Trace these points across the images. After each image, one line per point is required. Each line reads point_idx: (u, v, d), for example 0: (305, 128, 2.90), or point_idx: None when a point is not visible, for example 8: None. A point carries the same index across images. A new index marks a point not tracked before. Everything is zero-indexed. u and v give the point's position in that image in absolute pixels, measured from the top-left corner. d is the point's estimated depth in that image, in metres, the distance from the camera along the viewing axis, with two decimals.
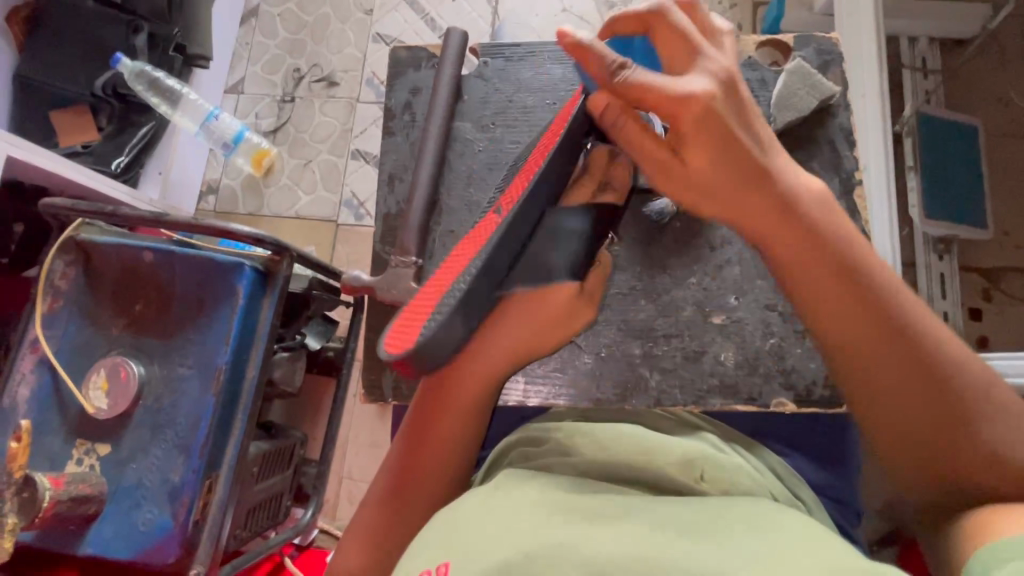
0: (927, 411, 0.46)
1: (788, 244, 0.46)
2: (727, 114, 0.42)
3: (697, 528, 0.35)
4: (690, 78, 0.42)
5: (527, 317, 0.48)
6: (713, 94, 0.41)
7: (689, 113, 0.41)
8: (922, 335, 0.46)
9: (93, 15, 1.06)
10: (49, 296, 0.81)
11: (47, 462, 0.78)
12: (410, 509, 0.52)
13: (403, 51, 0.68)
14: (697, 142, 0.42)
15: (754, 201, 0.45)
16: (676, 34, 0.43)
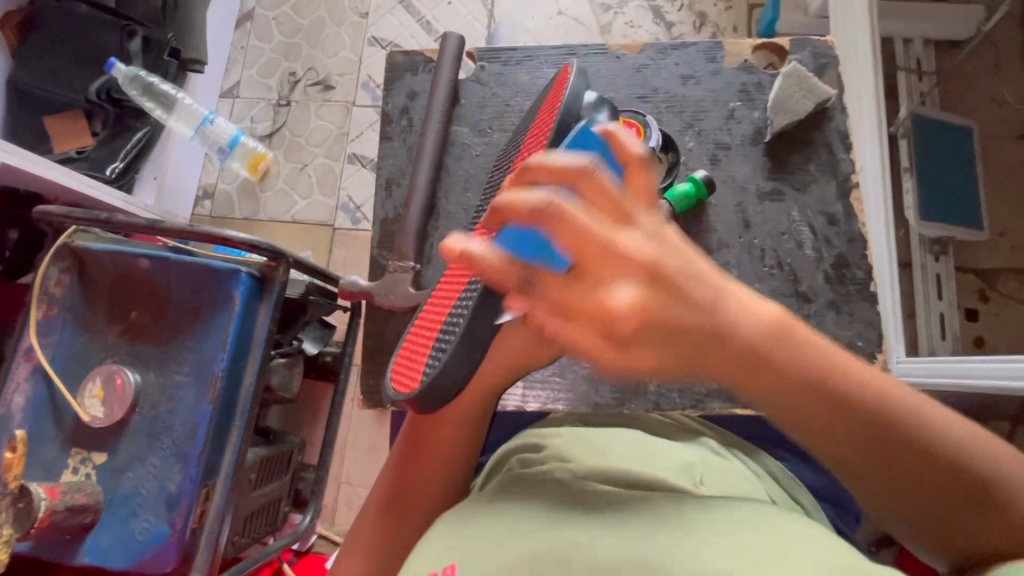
0: (983, 549, 0.37)
1: (774, 402, 0.34)
2: (677, 282, 0.30)
3: (700, 533, 0.35)
4: (610, 284, 0.28)
5: (532, 331, 0.51)
6: (651, 255, 0.29)
7: (625, 321, 0.29)
8: (942, 448, 0.35)
9: (87, 19, 1.06)
10: (44, 303, 0.80)
11: (42, 471, 0.77)
12: (408, 516, 0.50)
13: (399, 56, 0.67)
14: (641, 344, 0.30)
15: (724, 367, 0.32)
16: (589, 205, 0.29)
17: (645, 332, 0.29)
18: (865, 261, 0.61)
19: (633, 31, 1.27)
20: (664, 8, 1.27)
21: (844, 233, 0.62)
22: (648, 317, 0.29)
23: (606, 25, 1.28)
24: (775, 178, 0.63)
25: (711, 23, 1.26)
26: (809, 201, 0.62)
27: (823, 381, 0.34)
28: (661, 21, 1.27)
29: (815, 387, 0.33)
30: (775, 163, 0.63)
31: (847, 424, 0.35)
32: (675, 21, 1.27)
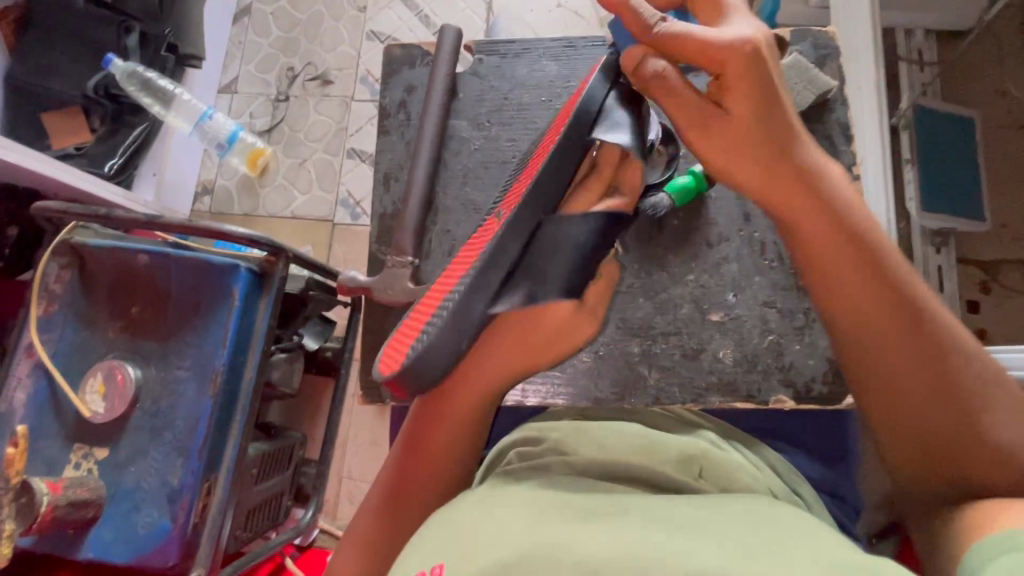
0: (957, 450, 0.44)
1: (813, 217, 0.45)
2: (762, 82, 0.41)
3: (697, 525, 0.35)
4: (733, 26, 0.41)
5: (525, 334, 0.48)
6: (754, 44, 0.41)
7: (730, 63, 0.41)
8: (936, 314, 0.45)
9: (83, 14, 1.05)
10: (44, 299, 0.80)
11: (45, 467, 0.77)
12: (407, 514, 0.50)
13: (397, 49, 0.67)
14: (736, 91, 0.42)
15: (782, 171, 0.44)
16: (714, 9, 0.44)
17: (739, 74, 0.41)
18: None
19: None
20: None
21: None
22: (745, 75, 0.41)
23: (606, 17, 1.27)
24: None
25: None
26: None
27: (858, 219, 0.46)
28: None
29: (857, 212, 0.46)
30: None
31: (869, 242, 0.45)
32: None
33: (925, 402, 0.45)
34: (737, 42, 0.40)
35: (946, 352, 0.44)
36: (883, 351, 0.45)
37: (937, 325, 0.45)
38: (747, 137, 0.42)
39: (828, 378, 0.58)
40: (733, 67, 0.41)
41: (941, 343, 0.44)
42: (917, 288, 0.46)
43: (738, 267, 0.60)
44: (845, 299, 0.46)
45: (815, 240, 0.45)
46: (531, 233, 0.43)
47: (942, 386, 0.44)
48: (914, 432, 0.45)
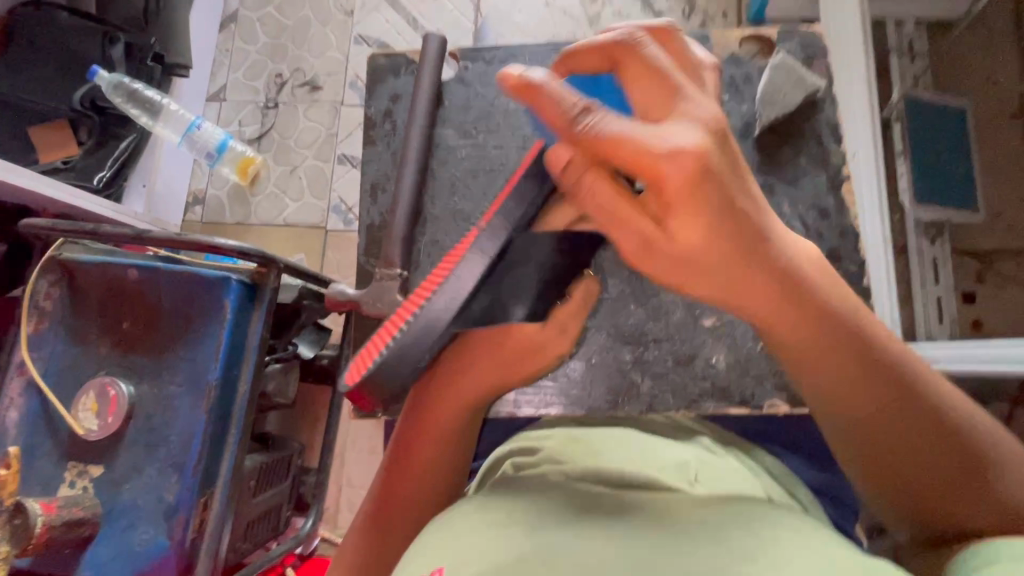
0: (971, 515, 0.40)
1: (790, 317, 0.38)
2: (716, 172, 0.31)
3: (690, 530, 0.35)
4: (667, 130, 0.31)
5: (495, 356, 0.49)
6: (698, 146, 0.31)
7: (669, 173, 0.31)
8: (938, 388, 0.41)
9: (65, 27, 1.05)
10: (34, 317, 0.80)
11: (39, 486, 0.77)
12: (393, 535, 0.49)
13: (382, 57, 0.66)
14: (677, 207, 0.32)
15: (752, 275, 0.35)
16: (652, 79, 0.33)
17: (681, 185, 0.31)
18: (857, 255, 0.60)
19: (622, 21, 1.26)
20: None
21: (835, 226, 0.61)
22: (681, 187, 0.31)
23: (595, 16, 1.26)
24: (765, 171, 0.62)
25: (701, 11, 1.24)
26: (800, 195, 0.62)
27: (842, 305, 0.39)
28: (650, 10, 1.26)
29: (837, 294, 0.40)
30: (765, 156, 0.62)
31: (864, 345, 0.40)
32: (664, 10, 1.25)
33: (929, 484, 0.42)
34: (673, 148, 0.31)
35: (948, 443, 0.40)
36: (882, 442, 0.42)
37: (939, 422, 0.40)
38: (698, 261, 0.34)
39: None
40: (670, 180, 0.31)
41: (937, 432, 0.40)
42: (919, 380, 0.41)
43: None
44: (839, 398, 0.42)
45: (795, 347, 0.40)
46: (502, 246, 0.43)
47: (953, 471, 0.41)
48: (915, 514, 0.43)
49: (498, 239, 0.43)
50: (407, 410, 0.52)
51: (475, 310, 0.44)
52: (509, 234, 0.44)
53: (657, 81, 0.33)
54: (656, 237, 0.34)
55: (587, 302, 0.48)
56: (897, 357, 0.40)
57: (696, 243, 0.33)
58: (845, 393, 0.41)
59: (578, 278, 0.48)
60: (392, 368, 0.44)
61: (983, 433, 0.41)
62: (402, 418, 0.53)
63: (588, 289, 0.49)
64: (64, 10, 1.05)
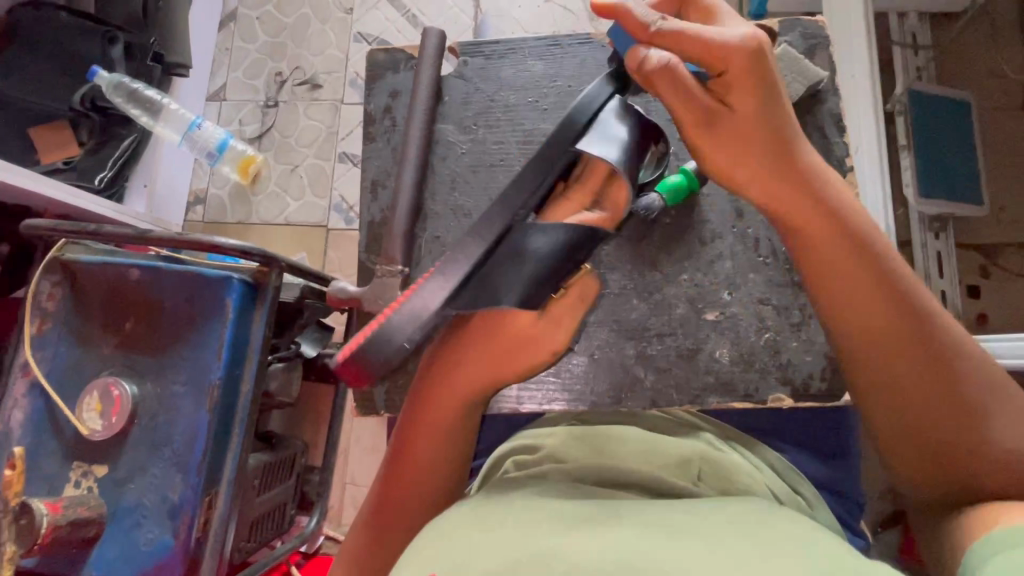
0: (970, 468, 0.44)
1: (823, 229, 0.46)
2: (759, 75, 0.42)
3: (694, 527, 0.35)
4: (730, 27, 0.42)
5: (488, 347, 0.48)
6: (756, 41, 0.42)
7: (733, 59, 0.42)
8: (961, 336, 0.45)
9: (65, 26, 1.05)
10: (37, 318, 0.80)
11: (45, 486, 0.77)
12: (392, 530, 0.49)
13: (380, 53, 0.66)
14: (737, 83, 0.43)
15: (789, 178, 0.45)
16: (704, 16, 0.46)
17: (740, 69, 0.42)
18: None
19: None
20: None
21: None
22: (742, 68, 0.42)
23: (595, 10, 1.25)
24: None
25: None
26: None
27: (867, 228, 0.46)
28: None
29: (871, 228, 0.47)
30: None
31: (885, 263, 0.45)
32: None
33: (939, 427, 0.45)
34: (738, 41, 0.41)
35: (962, 374, 0.44)
36: (895, 376, 0.45)
37: (951, 347, 0.44)
38: (750, 130, 0.44)
39: (826, 374, 0.57)
40: (735, 63, 0.42)
41: (947, 374, 0.44)
42: (933, 310, 0.45)
43: (732, 264, 0.60)
44: (857, 324, 0.46)
45: (824, 252, 0.46)
46: (498, 234, 0.45)
47: (955, 418, 0.44)
48: (926, 456, 0.45)
49: (494, 227, 0.46)
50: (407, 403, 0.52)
51: (464, 296, 0.45)
52: (507, 223, 0.46)
53: (716, 17, 0.45)
54: (713, 116, 0.44)
55: (581, 300, 0.47)
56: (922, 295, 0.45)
57: (750, 114, 0.44)
58: (865, 313, 0.45)
59: (575, 274, 0.46)
60: (380, 341, 0.45)
61: (1004, 394, 0.44)
62: (402, 411, 0.53)
63: (585, 287, 0.47)
64: (63, 9, 1.05)
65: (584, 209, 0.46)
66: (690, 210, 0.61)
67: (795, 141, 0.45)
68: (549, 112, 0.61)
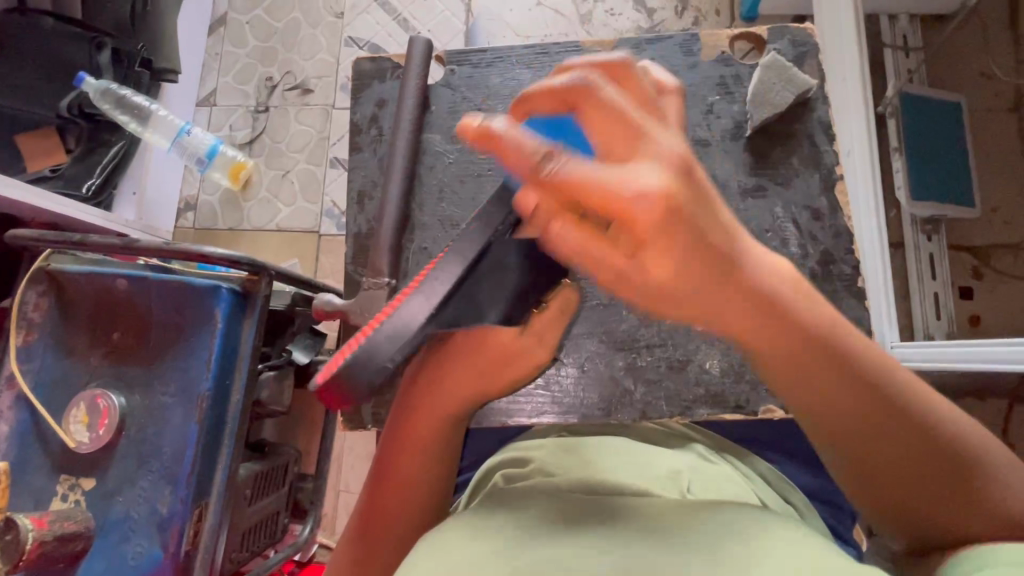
0: (974, 528, 0.37)
1: (778, 343, 0.35)
2: (688, 201, 0.29)
3: (683, 542, 0.34)
4: (632, 169, 0.28)
5: (474, 362, 0.47)
6: (666, 183, 0.28)
7: (640, 210, 0.28)
8: (937, 427, 0.37)
9: (52, 32, 1.04)
10: (23, 329, 0.79)
11: (31, 500, 0.76)
12: (378, 547, 0.49)
13: (367, 62, 0.65)
14: (650, 241, 0.29)
15: (729, 294, 0.33)
16: (612, 115, 0.30)
17: (656, 222, 0.28)
18: (851, 256, 0.59)
19: (615, 19, 1.24)
20: None
21: (829, 227, 0.60)
22: (653, 221, 0.28)
23: (587, 14, 1.25)
24: (756, 173, 0.61)
25: (693, 8, 1.23)
26: (793, 195, 0.61)
27: (830, 330, 0.36)
28: (642, 8, 1.24)
29: (831, 329, 0.36)
30: (756, 158, 0.61)
31: (851, 373, 0.37)
32: (657, 7, 1.24)
33: (931, 522, 0.38)
34: (640, 192, 0.28)
35: (952, 463, 0.37)
36: (876, 470, 0.39)
37: (938, 451, 0.37)
38: (674, 288, 0.32)
39: None
40: (643, 216, 0.28)
41: (936, 468, 0.38)
42: (914, 412, 0.37)
43: None
44: (829, 424, 0.39)
45: (779, 365, 0.37)
46: (480, 249, 0.42)
47: (951, 502, 0.38)
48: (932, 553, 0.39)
49: (476, 243, 0.43)
50: (393, 416, 0.52)
51: (445, 314, 0.42)
52: (488, 239, 0.43)
53: (618, 116, 0.30)
54: (631, 274, 0.31)
55: (565, 312, 0.47)
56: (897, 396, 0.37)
57: (670, 274, 0.30)
58: (842, 419, 0.38)
59: (557, 288, 0.48)
60: (363, 364, 0.40)
61: (985, 448, 0.38)
62: (387, 425, 0.53)
63: (568, 300, 0.48)
64: (49, 16, 1.04)
65: None
66: None
67: (735, 235, 0.33)
68: None
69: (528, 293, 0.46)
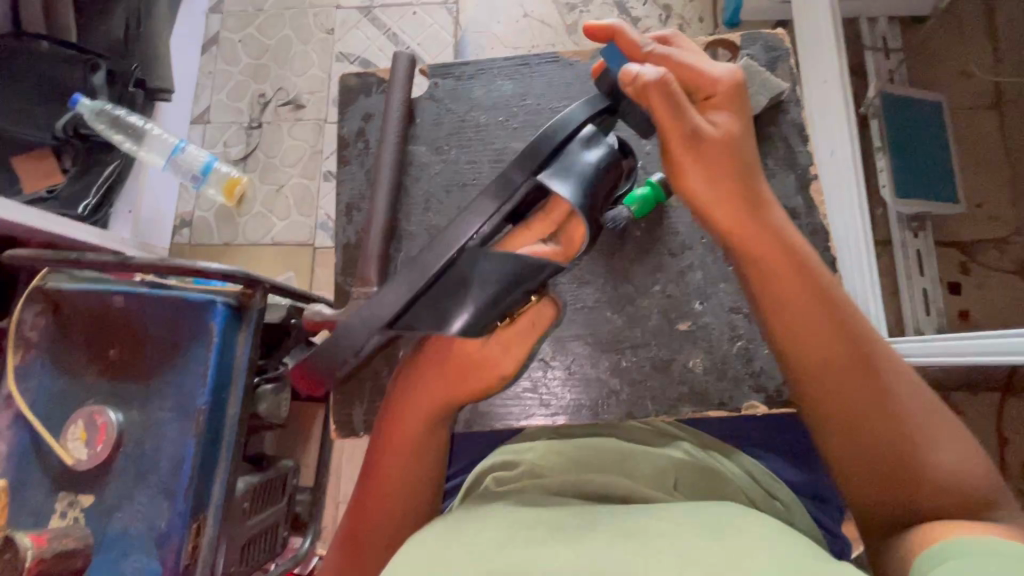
0: (926, 493, 0.45)
1: (781, 269, 0.50)
2: (741, 94, 0.52)
3: (661, 538, 0.35)
4: (716, 64, 0.52)
5: (441, 370, 0.51)
6: (735, 75, 0.52)
7: (719, 89, 0.51)
8: (902, 380, 0.48)
9: (48, 56, 1.05)
10: (20, 348, 0.80)
11: (30, 518, 0.76)
12: (363, 551, 0.50)
13: (352, 78, 0.67)
14: (722, 105, 0.51)
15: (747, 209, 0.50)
16: (687, 44, 0.54)
17: (723, 96, 0.51)
18: (829, 253, 0.61)
19: None
20: (629, 3, 1.26)
21: (806, 226, 0.61)
22: (729, 92, 0.51)
23: (573, 24, 1.27)
24: None
25: (677, 15, 1.25)
26: (771, 197, 0.62)
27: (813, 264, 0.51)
28: (627, 16, 1.26)
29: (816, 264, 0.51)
30: None
31: (834, 301, 0.50)
32: (641, 15, 1.26)
33: (900, 473, 0.46)
34: (725, 72, 0.51)
35: (903, 394, 0.47)
36: (844, 404, 0.48)
37: (896, 374, 0.48)
38: (727, 159, 0.50)
39: None
40: (722, 91, 0.51)
41: (906, 417, 0.47)
42: (880, 340, 0.50)
43: (703, 274, 0.61)
44: (820, 364, 0.49)
45: (772, 264, 0.50)
46: (449, 259, 0.47)
47: (910, 448, 0.46)
48: (874, 478, 0.47)
49: (445, 254, 0.47)
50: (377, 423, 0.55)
51: (412, 314, 0.48)
52: (460, 248, 0.47)
53: (692, 49, 0.53)
54: (698, 134, 0.50)
55: (535, 324, 0.49)
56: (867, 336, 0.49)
57: (729, 129, 0.51)
58: (826, 344, 0.49)
59: (527, 303, 0.48)
60: (325, 353, 0.50)
61: (944, 424, 0.47)
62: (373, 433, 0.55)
63: (539, 313, 0.49)
64: (45, 42, 1.04)
65: (540, 240, 0.49)
66: (659, 223, 0.62)
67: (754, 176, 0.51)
68: (519, 130, 0.63)
69: (494, 303, 0.46)
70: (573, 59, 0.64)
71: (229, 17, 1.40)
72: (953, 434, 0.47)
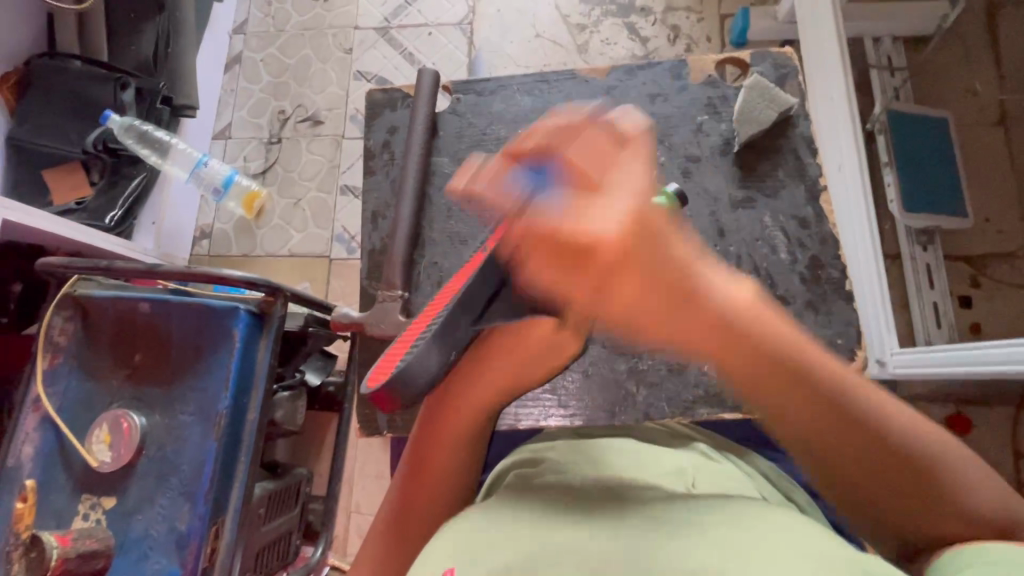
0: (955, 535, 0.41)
1: (750, 365, 0.39)
2: (638, 241, 0.35)
3: (680, 527, 0.37)
4: (595, 207, 0.36)
5: (513, 359, 0.50)
6: (626, 219, 0.35)
7: (605, 241, 0.35)
8: (923, 450, 0.41)
9: (81, 74, 1.09)
10: (49, 352, 0.82)
11: (53, 519, 0.78)
12: (409, 531, 0.52)
13: (378, 93, 0.70)
14: (614, 266, 0.36)
15: (693, 317, 0.38)
16: (587, 158, 0.38)
17: (614, 249, 0.35)
18: (839, 261, 0.62)
19: (610, 48, 1.30)
20: (638, 24, 1.30)
21: (816, 235, 0.63)
22: (617, 244, 0.35)
23: (583, 44, 1.31)
24: (745, 185, 0.65)
25: (685, 35, 1.28)
26: (781, 206, 0.64)
27: (800, 353, 0.39)
28: (636, 37, 1.30)
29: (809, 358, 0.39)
30: (745, 171, 0.65)
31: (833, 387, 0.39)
32: (650, 35, 1.29)
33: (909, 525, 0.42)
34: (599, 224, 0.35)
35: (933, 468, 0.41)
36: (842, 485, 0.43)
37: (920, 459, 0.41)
38: (644, 306, 0.37)
39: None
40: (607, 247, 0.35)
41: (923, 487, 0.41)
42: (898, 422, 0.40)
43: None
44: (825, 452, 0.42)
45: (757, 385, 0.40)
46: None
47: (920, 510, 0.42)
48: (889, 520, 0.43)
49: None
50: (425, 409, 0.55)
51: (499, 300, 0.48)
52: None
53: (590, 172, 0.37)
54: (602, 289, 0.37)
55: None
56: (879, 424, 0.40)
57: (633, 302, 0.37)
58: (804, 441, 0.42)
59: None
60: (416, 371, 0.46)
61: (971, 483, 0.41)
62: (418, 420, 0.56)
63: None
64: (78, 60, 1.10)
65: None
66: None
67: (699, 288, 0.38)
68: None
69: None
70: (589, 76, 0.69)
71: (252, 37, 1.45)
72: (978, 488, 0.41)
